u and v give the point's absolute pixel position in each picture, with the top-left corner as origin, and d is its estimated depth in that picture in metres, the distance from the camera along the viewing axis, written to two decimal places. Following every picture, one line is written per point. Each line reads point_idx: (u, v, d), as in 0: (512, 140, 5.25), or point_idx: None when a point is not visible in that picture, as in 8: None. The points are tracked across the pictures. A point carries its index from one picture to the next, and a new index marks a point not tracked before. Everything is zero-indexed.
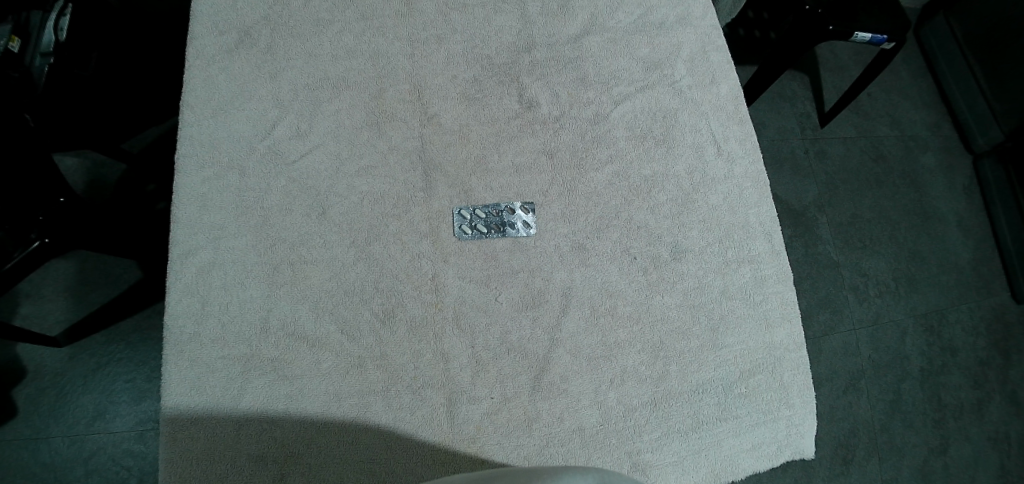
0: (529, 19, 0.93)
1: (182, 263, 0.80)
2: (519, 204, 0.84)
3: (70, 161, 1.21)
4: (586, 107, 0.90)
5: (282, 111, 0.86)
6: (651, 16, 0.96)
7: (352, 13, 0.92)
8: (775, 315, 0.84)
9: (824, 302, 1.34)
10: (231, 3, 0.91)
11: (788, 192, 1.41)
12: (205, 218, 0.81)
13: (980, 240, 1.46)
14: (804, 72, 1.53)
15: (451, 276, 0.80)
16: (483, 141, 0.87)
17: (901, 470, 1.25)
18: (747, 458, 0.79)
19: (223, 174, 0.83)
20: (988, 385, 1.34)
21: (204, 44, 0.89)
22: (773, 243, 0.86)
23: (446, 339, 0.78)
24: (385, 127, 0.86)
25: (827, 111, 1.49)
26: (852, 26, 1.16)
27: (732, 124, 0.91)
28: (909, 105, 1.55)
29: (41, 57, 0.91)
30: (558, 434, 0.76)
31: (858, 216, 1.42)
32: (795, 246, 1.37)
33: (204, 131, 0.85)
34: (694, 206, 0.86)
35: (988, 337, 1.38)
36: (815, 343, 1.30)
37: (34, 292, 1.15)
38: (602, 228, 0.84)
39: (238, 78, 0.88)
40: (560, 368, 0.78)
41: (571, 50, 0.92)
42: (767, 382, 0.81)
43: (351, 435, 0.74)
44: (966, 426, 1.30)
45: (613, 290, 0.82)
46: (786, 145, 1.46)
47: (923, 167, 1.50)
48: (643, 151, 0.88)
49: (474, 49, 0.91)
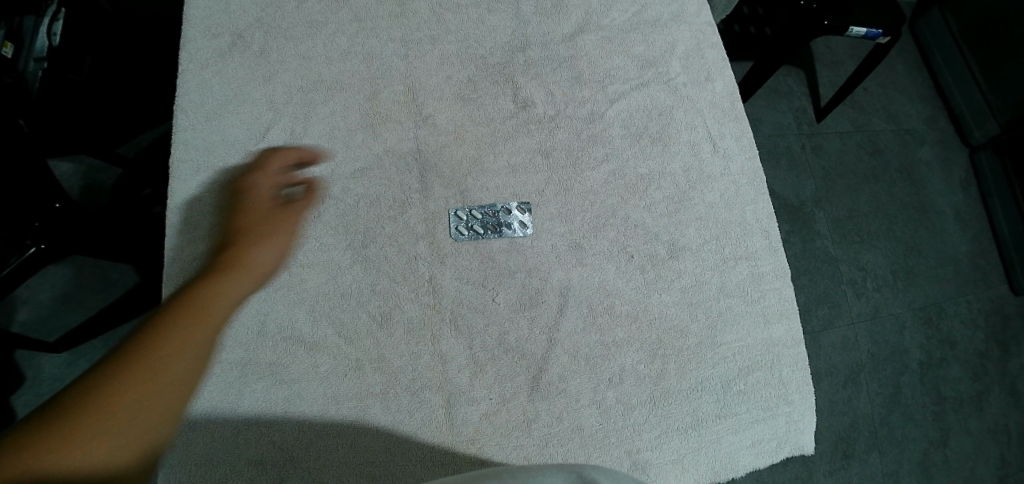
0: (524, 18, 0.93)
1: (177, 268, 0.79)
2: (515, 204, 0.84)
3: (66, 166, 1.21)
4: (582, 106, 0.90)
5: (276, 114, 0.86)
6: (646, 13, 0.95)
7: (346, 15, 0.91)
8: (773, 312, 0.84)
9: (822, 296, 1.34)
10: (224, 6, 0.91)
11: (784, 188, 1.41)
12: (201, 223, 0.81)
13: (977, 233, 1.46)
14: (800, 67, 1.53)
15: (447, 277, 0.80)
16: (478, 142, 0.86)
17: (902, 464, 1.25)
18: (747, 454, 0.79)
19: (219, 178, 0.83)
20: (987, 377, 1.34)
21: (197, 48, 0.89)
22: (770, 240, 0.86)
23: (444, 341, 0.78)
24: (380, 129, 0.86)
25: (823, 106, 1.49)
26: (847, 20, 1.16)
27: (727, 121, 0.91)
28: (905, 98, 1.55)
29: (35, 62, 0.90)
30: (557, 433, 0.76)
31: (855, 210, 1.42)
32: (793, 241, 1.37)
33: (199, 135, 0.85)
34: (690, 204, 0.86)
35: (986, 329, 1.38)
36: (813, 338, 1.31)
37: (31, 298, 1.15)
38: (599, 227, 0.84)
39: (232, 81, 0.87)
40: (558, 368, 0.78)
41: (567, 49, 0.92)
42: (766, 379, 0.82)
43: (350, 438, 0.74)
44: (965, 418, 1.30)
45: (610, 290, 0.82)
46: (782, 141, 1.46)
47: (920, 160, 1.50)
48: (639, 149, 0.88)
49: (468, 49, 0.91)
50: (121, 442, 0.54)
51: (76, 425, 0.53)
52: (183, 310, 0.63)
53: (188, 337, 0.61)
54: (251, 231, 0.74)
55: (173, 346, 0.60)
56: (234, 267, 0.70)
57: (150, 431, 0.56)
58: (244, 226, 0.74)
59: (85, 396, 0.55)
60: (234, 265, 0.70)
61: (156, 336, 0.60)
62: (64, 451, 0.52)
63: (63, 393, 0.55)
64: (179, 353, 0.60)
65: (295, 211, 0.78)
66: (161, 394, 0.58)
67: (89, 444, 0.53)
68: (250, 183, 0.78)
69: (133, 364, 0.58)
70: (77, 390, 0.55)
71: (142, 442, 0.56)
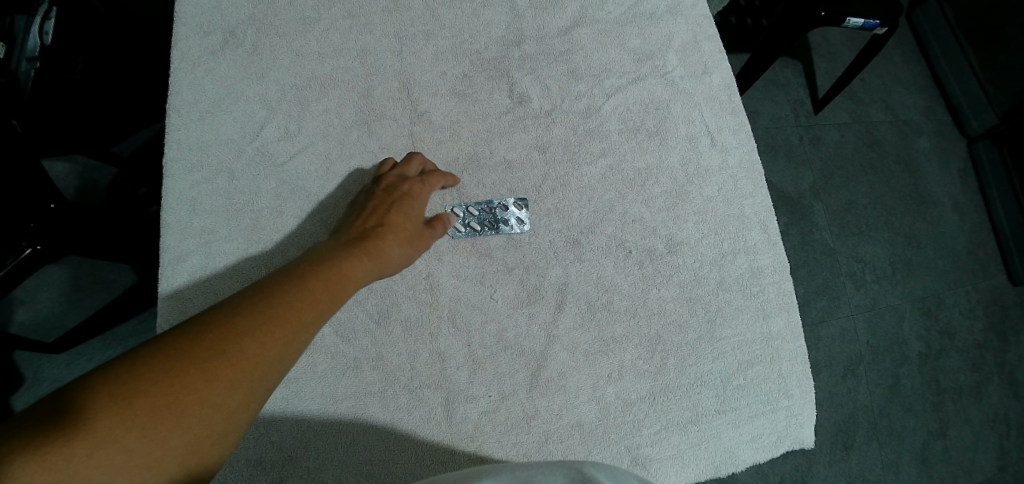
0: (518, 12, 0.92)
1: (172, 269, 0.79)
2: (511, 200, 0.83)
3: (61, 166, 1.20)
4: (578, 100, 0.89)
5: (270, 112, 0.85)
6: (642, 6, 0.94)
7: (338, 11, 0.90)
8: (772, 305, 0.84)
9: (821, 288, 1.34)
10: (215, 2, 0.90)
11: (782, 180, 1.41)
12: (195, 223, 0.81)
13: (975, 224, 1.45)
14: (797, 59, 1.52)
15: (445, 275, 0.80)
16: (474, 138, 0.86)
17: (902, 455, 1.25)
18: (747, 448, 0.79)
19: (213, 177, 0.82)
20: (986, 368, 1.34)
21: (189, 46, 0.88)
22: (769, 233, 0.86)
23: (442, 339, 0.78)
24: (374, 126, 0.85)
25: (821, 98, 1.48)
26: (844, 11, 1.15)
27: (724, 114, 0.90)
28: (904, 89, 1.54)
29: (28, 62, 0.87)
30: (557, 430, 0.76)
31: (853, 202, 1.41)
32: (791, 234, 1.37)
33: (193, 134, 0.84)
34: (688, 198, 0.86)
35: (985, 319, 1.38)
36: (813, 331, 1.31)
37: (27, 299, 1.14)
38: (596, 223, 0.84)
39: (225, 79, 0.87)
40: (557, 364, 0.78)
41: (562, 43, 0.91)
42: (766, 373, 0.81)
43: (349, 438, 0.74)
44: (965, 409, 1.31)
45: (608, 286, 0.81)
46: (780, 133, 1.46)
47: (918, 151, 1.49)
48: (636, 144, 0.88)
49: (462, 44, 0.90)
50: (205, 428, 0.54)
51: (176, 392, 0.53)
52: (302, 307, 0.62)
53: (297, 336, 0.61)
54: (383, 241, 0.72)
55: (283, 342, 0.60)
56: (358, 271, 0.69)
57: (234, 424, 0.56)
58: (377, 233, 0.73)
59: (195, 363, 0.55)
60: (358, 268, 0.69)
61: (277, 322, 0.60)
62: (158, 419, 0.52)
63: (175, 348, 0.55)
64: (284, 352, 0.60)
65: (423, 239, 0.76)
66: (254, 388, 0.57)
67: (180, 418, 0.53)
68: (410, 193, 0.77)
69: (249, 347, 0.58)
70: (192, 360, 0.55)
71: (223, 432, 0.55)
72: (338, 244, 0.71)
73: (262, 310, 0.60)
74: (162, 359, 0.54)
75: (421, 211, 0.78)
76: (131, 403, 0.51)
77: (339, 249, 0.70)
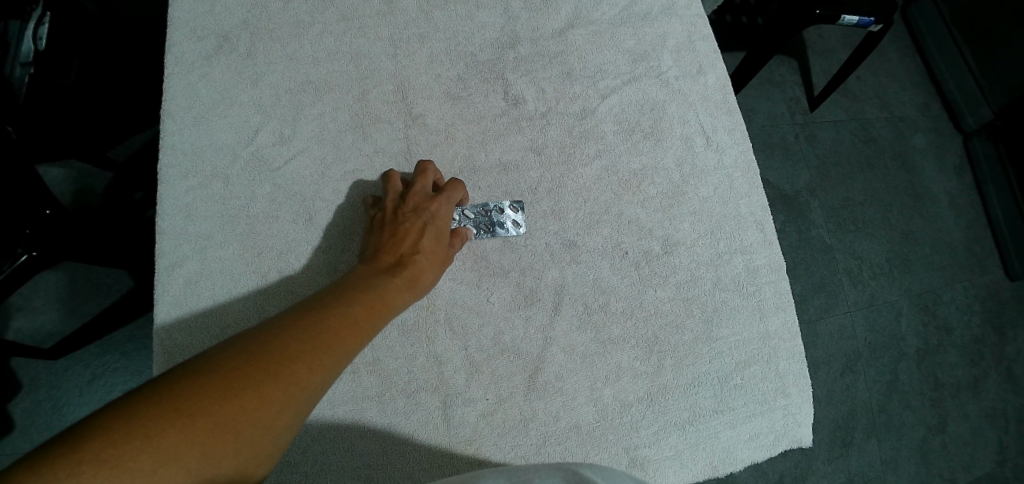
0: (513, 14, 0.92)
1: (169, 274, 0.78)
2: (507, 203, 0.83)
3: (56, 171, 1.19)
4: (573, 102, 0.89)
5: (264, 117, 0.85)
6: (635, 6, 0.94)
7: (332, 15, 0.90)
8: (768, 305, 0.84)
9: (819, 286, 1.34)
10: (208, 7, 0.89)
11: (779, 178, 1.41)
12: (191, 228, 0.80)
13: (971, 219, 1.46)
14: (793, 56, 1.52)
15: (441, 279, 0.80)
16: (470, 140, 0.86)
17: (901, 451, 1.26)
18: (746, 448, 0.79)
19: (208, 183, 0.82)
20: (984, 363, 1.35)
21: (182, 51, 0.88)
22: (765, 233, 0.86)
23: (439, 342, 0.78)
24: (369, 129, 0.85)
25: (816, 95, 1.49)
26: (839, 9, 1.14)
27: (719, 114, 0.90)
28: (899, 85, 1.55)
29: (22, 67, 0.87)
30: (555, 432, 0.76)
31: (850, 199, 1.41)
32: (788, 232, 1.37)
33: (187, 140, 0.84)
34: (684, 198, 0.86)
35: (982, 315, 1.39)
36: (810, 328, 1.31)
37: (24, 305, 1.14)
38: (592, 224, 0.84)
39: (219, 84, 0.86)
40: (555, 366, 0.78)
41: (556, 44, 0.91)
42: (763, 372, 0.81)
43: (347, 442, 0.74)
44: (963, 404, 1.31)
45: (605, 287, 0.82)
46: (776, 131, 1.46)
47: (914, 148, 1.49)
48: (632, 144, 0.88)
49: (457, 47, 0.90)
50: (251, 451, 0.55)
51: (225, 415, 0.54)
52: (345, 332, 0.64)
53: (337, 362, 0.63)
54: (418, 266, 0.73)
55: (325, 367, 0.62)
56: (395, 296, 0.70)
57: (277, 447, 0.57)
58: (410, 256, 0.73)
59: (243, 386, 0.56)
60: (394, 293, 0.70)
61: (323, 346, 0.62)
62: (208, 440, 0.53)
63: (225, 372, 0.57)
64: (326, 376, 0.61)
65: (450, 261, 0.77)
66: (296, 414, 0.59)
67: (229, 441, 0.54)
68: (439, 214, 0.77)
69: (298, 371, 0.59)
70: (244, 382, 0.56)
71: (266, 456, 0.56)
72: (372, 268, 0.72)
73: (305, 335, 0.62)
74: (212, 381, 0.55)
75: (447, 229, 0.77)
76: (183, 425, 0.52)
77: (373, 274, 0.71)
